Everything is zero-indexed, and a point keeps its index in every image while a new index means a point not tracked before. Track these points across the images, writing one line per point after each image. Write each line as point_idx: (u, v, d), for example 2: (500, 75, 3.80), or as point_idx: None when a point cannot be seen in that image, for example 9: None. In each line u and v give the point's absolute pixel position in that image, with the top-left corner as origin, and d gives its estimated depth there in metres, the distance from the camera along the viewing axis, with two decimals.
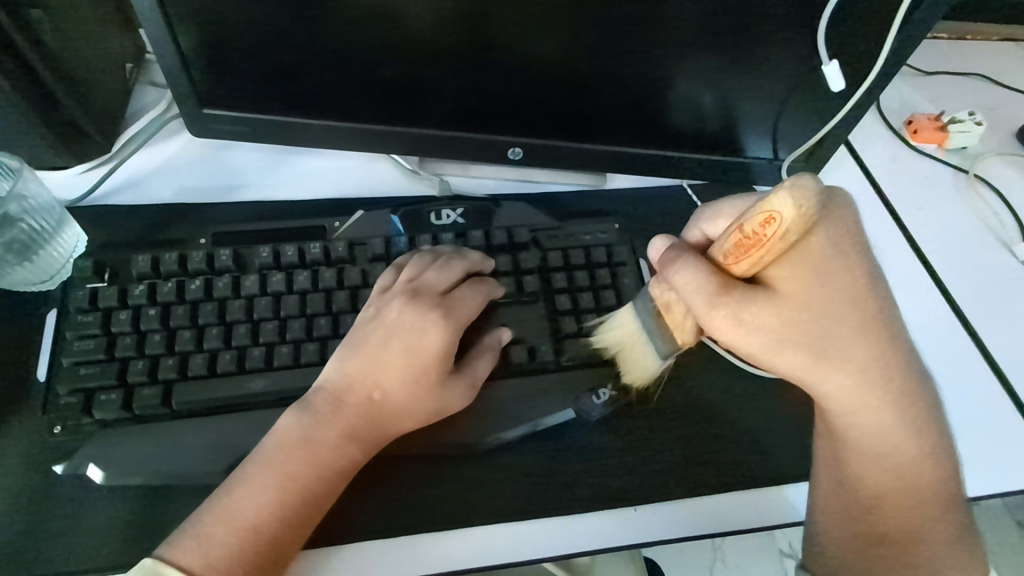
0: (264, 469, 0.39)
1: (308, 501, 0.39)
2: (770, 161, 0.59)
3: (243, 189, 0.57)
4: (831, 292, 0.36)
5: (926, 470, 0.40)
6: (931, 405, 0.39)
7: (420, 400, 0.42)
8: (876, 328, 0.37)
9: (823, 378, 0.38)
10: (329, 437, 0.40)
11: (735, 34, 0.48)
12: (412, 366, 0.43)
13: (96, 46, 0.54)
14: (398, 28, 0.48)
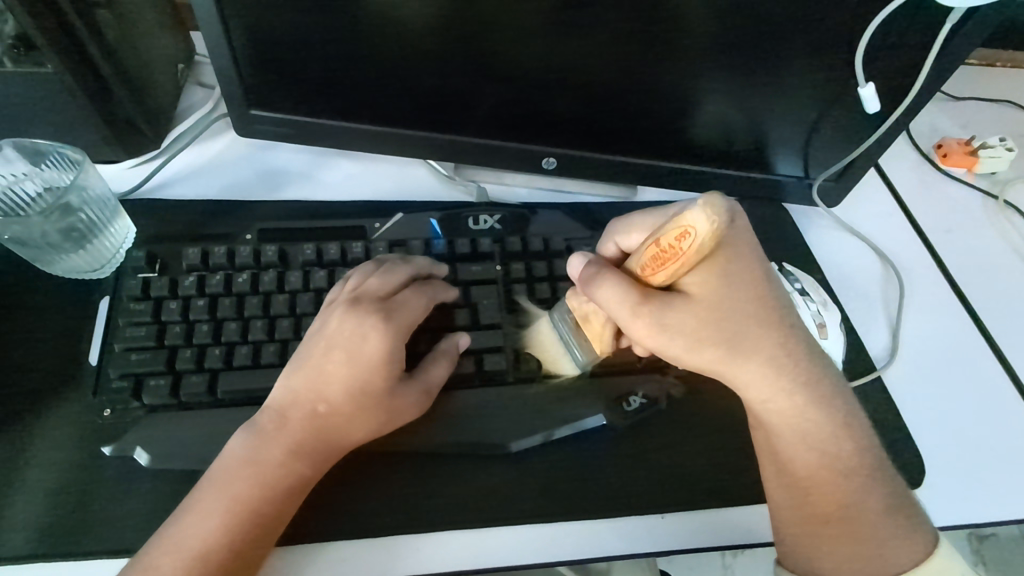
0: (209, 495, 0.39)
1: (255, 525, 0.39)
2: (800, 179, 0.60)
3: (284, 189, 0.59)
4: (726, 289, 0.40)
5: (852, 455, 0.42)
6: (840, 396, 0.43)
7: (364, 408, 0.42)
8: (775, 324, 0.41)
9: (737, 374, 0.41)
10: (274, 456, 0.40)
11: (771, 55, 0.49)
12: (355, 374, 0.43)
13: (152, 46, 0.56)
14: (444, 38, 0.50)
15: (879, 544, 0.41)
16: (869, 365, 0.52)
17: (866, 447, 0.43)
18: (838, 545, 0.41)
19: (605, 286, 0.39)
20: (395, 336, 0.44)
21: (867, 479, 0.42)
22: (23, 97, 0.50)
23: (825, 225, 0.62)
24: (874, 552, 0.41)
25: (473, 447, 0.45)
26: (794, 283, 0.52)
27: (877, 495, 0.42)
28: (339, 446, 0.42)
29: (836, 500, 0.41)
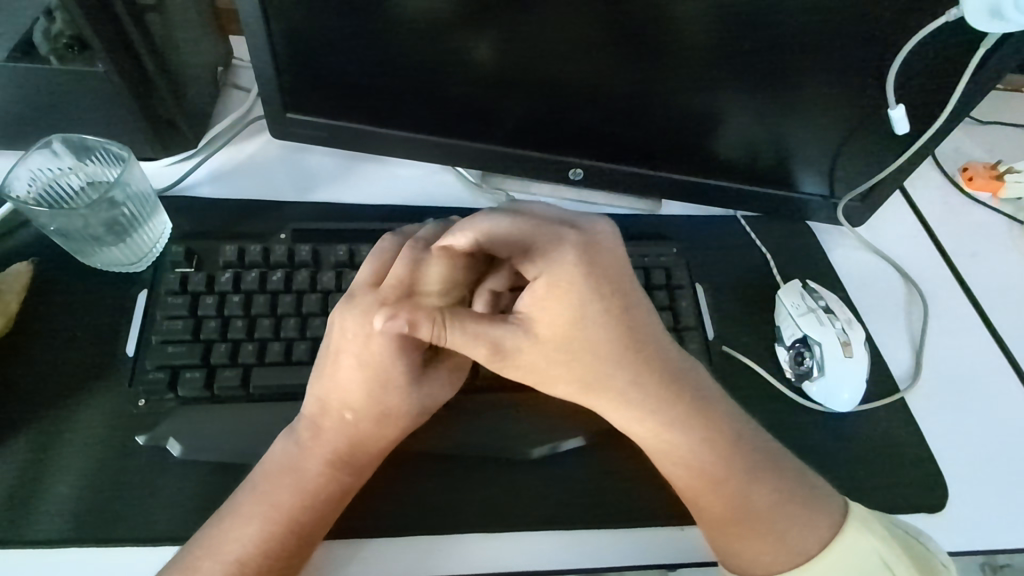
0: (251, 504, 0.40)
1: (298, 534, 0.39)
2: (825, 198, 0.60)
3: (315, 191, 0.60)
4: (573, 312, 0.39)
5: (736, 479, 0.41)
6: (728, 421, 0.42)
7: (396, 412, 0.42)
8: (620, 339, 0.40)
9: (598, 405, 0.41)
10: (315, 466, 0.41)
11: (802, 74, 0.50)
12: (374, 380, 0.41)
13: (194, 48, 0.58)
14: (480, 49, 0.51)
15: (781, 539, 0.40)
16: (892, 386, 0.52)
17: (747, 447, 0.42)
18: (746, 549, 0.40)
19: (452, 333, 0.39)
20: (409, 335, 0.41)
21: (766, 492, 0.41)
22: (75, 93, 0.53)
23: (850, 245, 0.62)
24: (781, 552, 0.40)
25: (495, 451, 0.46)
26: (817, 300, 0.53)
27: (764, 497, 0.41)
28: (378, 454, 0.42)
29: (725, 505, 0.41)
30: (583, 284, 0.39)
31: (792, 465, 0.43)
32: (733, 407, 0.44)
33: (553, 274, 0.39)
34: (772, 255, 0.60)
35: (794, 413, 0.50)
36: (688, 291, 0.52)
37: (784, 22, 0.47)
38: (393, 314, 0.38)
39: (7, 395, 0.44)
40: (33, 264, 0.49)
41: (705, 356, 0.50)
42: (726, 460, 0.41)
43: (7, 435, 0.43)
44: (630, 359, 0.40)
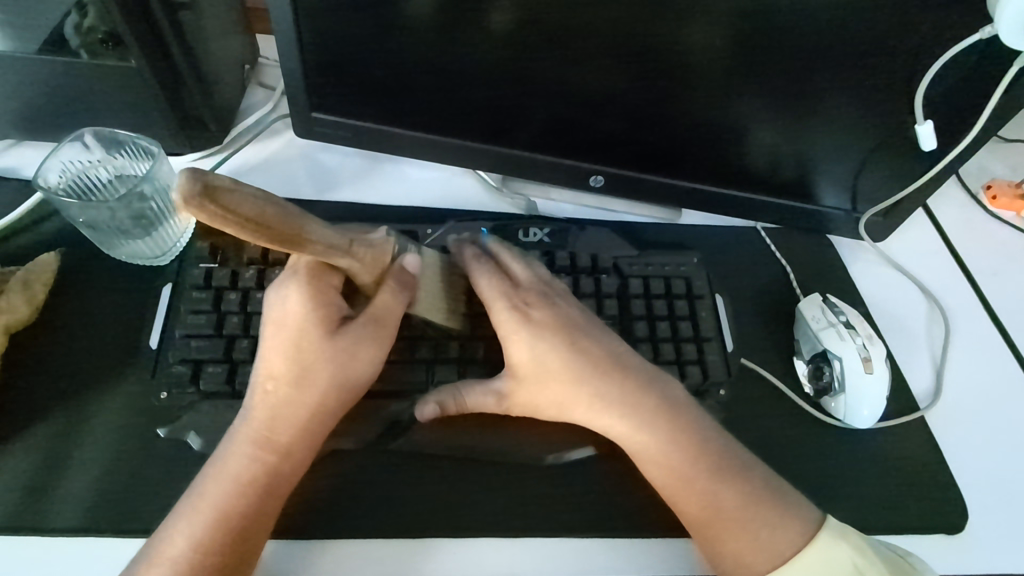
0: (187, 504, 0.39)
1: (233, 527, 0.38)
2: (847, 213, 0.59)
3: (336, 190, 0.61)
4: (529, 351, 0.45)
5: (705, 470, 0.43)
6: (694, 418, 0.45)
7: (316, 374, 0.41)
8: (570, 362, 0.45)
9: (573, 413, 0.45)
10: (241, 452, 0.40)
11: (831, 87, 0.50)
12: (291, 340, 0.41)
13: (224, 46, 0.58)
14: (508, 54, 0.51)
15: (755, 535, 0.42)
16: (911, 404, 0.52)
17: (709, 446, 0.44)
18: (723, 544, 0.42)
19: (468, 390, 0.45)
20: (322, 291, 0.42)
21: (730, 482, 0.43)
22: (107, 87, 0.53)
23: (871, 260, 0.62)
24: (759, 548, 0.41)
25: (512, 456, 0.46)
26: (839, 315, 0.52)
27: (729, 494, 0.43)
28: (308, 430, 0.41)
29: (698, 504, 0.43)
30: (542, 317, 0.46)
31: (748, 463, 0.44)
32: (694, 405, 0.46)
33: (516, 309, 0.46)
34: (792, 268, 0.60)
35: (813, 429, 0.49)
36: (708, 301, 0.51)
37: (814, 34, 0.46)
38: (426, 397, 0.45)
39: (30, 384, 0.44)
40: (59, 254, 0.50)
41: (725, 367, 0.49)
42: (694, 455, 0.43)
43: (28, 423, 0.43)
44: (586, 375, 0.45)
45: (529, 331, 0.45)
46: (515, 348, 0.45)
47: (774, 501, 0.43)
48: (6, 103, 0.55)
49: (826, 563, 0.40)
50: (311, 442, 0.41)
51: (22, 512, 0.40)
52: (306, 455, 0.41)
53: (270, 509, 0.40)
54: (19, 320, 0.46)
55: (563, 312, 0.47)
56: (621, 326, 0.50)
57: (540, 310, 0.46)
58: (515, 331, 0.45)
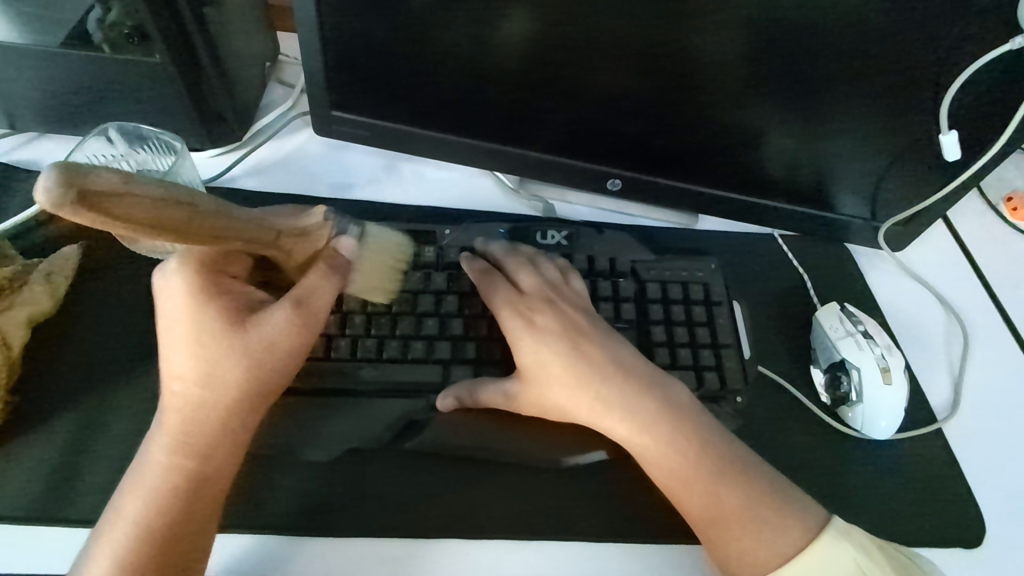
0: (111, 522, 0.38)
1: (156, 542, 0.37)
2: (866, 221, 0.59)
3: (353, 189, 0.61)
4: (534, 355, 0.47)
5: (704, 472, 0.43)
6: (697, 420, 0.45)
7: (221, 371, 0.38)
8: (572, 364, 0.46)
9: (576, 411, 0.46)
10: (156, 461, 0.39)
11: (854, 95, 0.50)
12: (191, 338, 0.38)
13: (246, 43, 0.59)
14: (529, 56, 0.51)
15: (753, 537, 0.41)
16: (929, 416, 0.51)
17: (711, 447, 0.44)
18: (727, 545, 0.42)
19: (483, 388, 0.47)
20: (217, 283, 0.39)
21: (727, 484, 0.43)
22: (130, 82, 0.54)
23: (889, 269, 0.61)
24: (762, 548, 0.41)
25: (527, 460, 0.46)
26: (856, 325, 0.52)
27: (732, 496, 0.42)
28: (219, 431, 0.39)
29: (701, 504, 0.43)
30: (552, 321, 0.48)
31: (751, 465, 0.44)
32: (698, 406, 0.46)
33: (529, 314, 0.48)
34: (809, 276, 0.59)
35: (829, 438, 0.49)
36: (726, 308, 0.51)
37: (840, 41, 0.46)
38: (444, 390, 0.47)
39: (51, 376, 0.45)
40: (81, 247, 0.51)
41: (742, 374, 0.49)
42: (694, 455, 0.43)
43: (49, 415, 0.43)
44: (588, 378, 0.46)
45: (540, 333, 0.47)
46: (526, 348, 0.47)
47: (777, 504, 0.42)
48: (30, 96, 0.56)
49: (828, 562, 0.40)
50: (231, 448, 0.40)
51: (43, 503, 0.40)
52: (226, 458, 0.40)
53: (196, 522, 0.38)
54: (42, 312, 0.46)
55: (567, 317, 0.48)
56: (638, 331, 0.50)
57: (545, 316, 0.48)
58: (524, 333, 0.48)
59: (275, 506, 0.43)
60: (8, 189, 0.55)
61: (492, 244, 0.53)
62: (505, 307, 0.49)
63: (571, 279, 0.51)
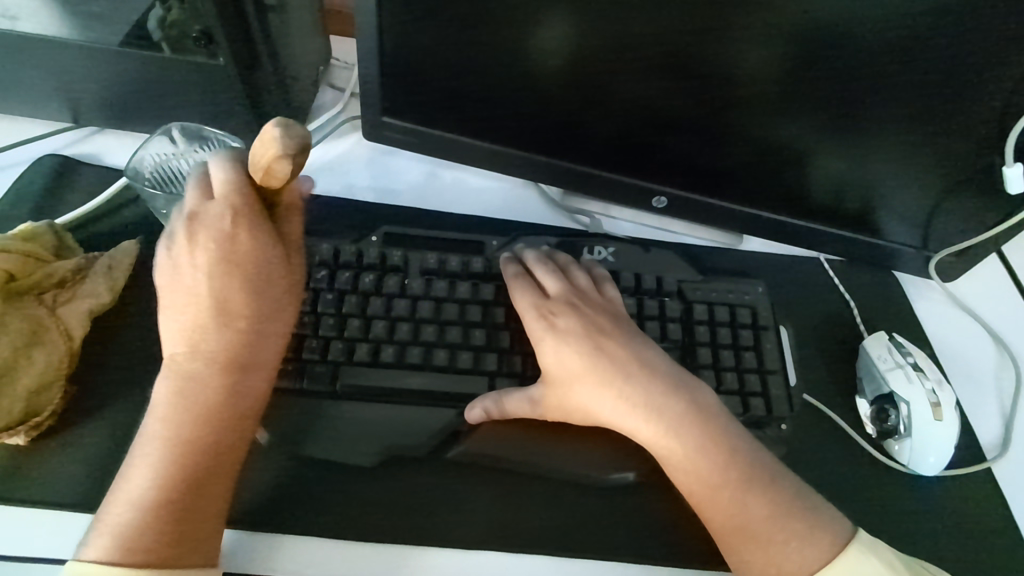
0: (155, 444, 0.40)
1: (208, 458, 0.40)
2: (917, 250, 0.58)
3: (399, 194, 0.61)
4: (556, 356, 0.47)
5: (729, 478, 0.43)
6: (724, 426, 0.45)
7: (275, 301, 0.43)
8: (595, 365, 0.46)
9: (599, 411, 0.45)
10: (202, 386, 0.41)
11: (918, 121, 0.49)
12: (240, 272, 0.42)
13: (303, 46, 0.59)
14: (587, 70, 0.51)
15: (778, 549, 0.41)
16: (977, 454, 0.50)
17: (738, 454, 0.44)
18: (751, 554, 0.41)
19: (508, 395, 0.47)
20: (259, 224, 0.42)
21: (751, 491, 0.43)
22: (191, 82, 0.55)
23: (939, 300, 0.60)
24: (785, 559, 0.41)
25: (566, 475, 0.46)
26: (906, 356, 0.51)
27: (756, 504, 0.42)
28: (268, 357, 0.43)
29: (726, 514, 0.42)
30: (575, 320, 0.48)
31: (777, 475, 0.44)
32: (724, 412, 0.46)
33: (551, 313, 0.49)
34: (856, 304, 0.58)
35: (873, 471, 0.48)
36: (773, 332, 0.51)
37: (907, 69, 0.45)
38: (474, 401, 0.47)
39: (108, 368, 0.46)
40: (139, 242, 0.52)
41: (788, 402, 0.49)
42: (721, 464, 0.43)
43: (105, 406, 0.45)
44: (611, 379, 0.46)
45: (563, 332, 0.48)
46: (548, 349, 0.47)
47: (803, 517, 0.42)
48: (95, 93, 0.57)
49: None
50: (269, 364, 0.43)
51: (97, 493, 0.42)
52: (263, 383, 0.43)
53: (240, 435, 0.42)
54: (101, 306, 0.47)
55: (589, 318, 0.49)
56: (683, 352, 0.50)
57: (568, 317, 0.49)
58: (545, 334, 0.48)
59: (319, 508, 0.44)
60: (70, 182, 0.57)
61: (527, 249, 0.54)
62: (528, 308, 0.49)
63: (605, 286, 0.52)
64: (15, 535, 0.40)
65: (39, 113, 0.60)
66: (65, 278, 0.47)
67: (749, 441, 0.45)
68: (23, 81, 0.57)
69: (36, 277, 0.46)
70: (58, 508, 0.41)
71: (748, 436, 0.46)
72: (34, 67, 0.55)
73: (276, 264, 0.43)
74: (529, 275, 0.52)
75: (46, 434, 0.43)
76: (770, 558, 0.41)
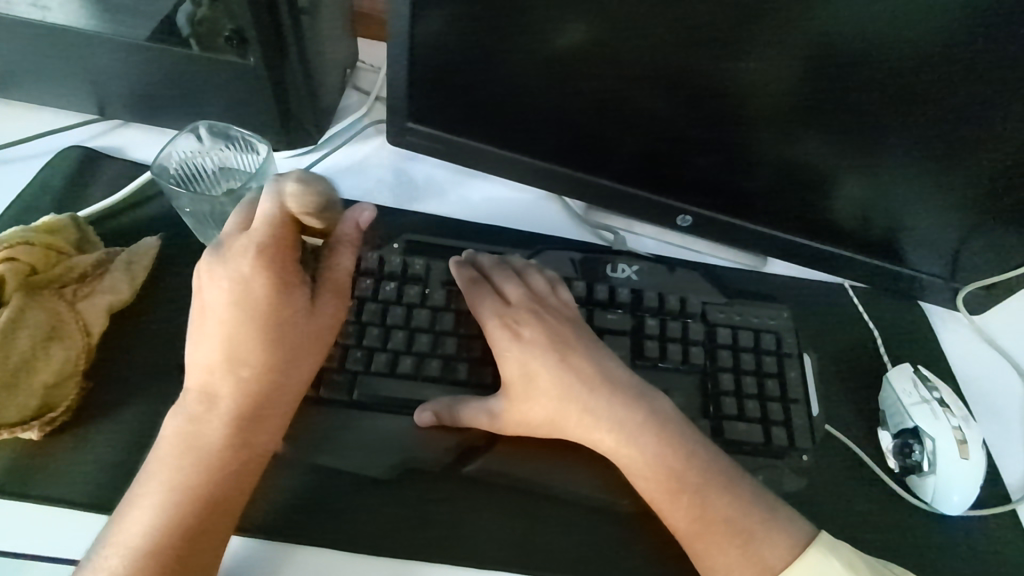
0: (154, 489, 0.39)
1: (205, 506, 0.39)
2: (945, 281, 0.56)
3: (420, 201, 0.61)
4: (520, 368, 0.47)
5: (687, 480, 0.43)
6: (684, 435, 0.44)
7: (287, 351, 0.42)
8: (559, 377, 0.46)
9: (562, 423, 0.45)
10: (211, 431, 0.40)
11: (959, 153, 0.47)
12: (254, 317, 0.41)
13: (330, 47, 0.59)
14: (619, 84, 0.50)
15: (745, 551, 0.41)
16: (1001, 495, 0.49)
17: (696, 457, 0.44)
18: (713, 558, 0.41)
19: (467, 405, 0.46)
20: (285, 270, 0.41)
21: (710, 492, 0.42)
22: (219, 80, 0.55)
23: (964, 333, 0.59)
24: (746, 560, 0.40)
25: (581, 496, 0.45)
26: (932, 392, 0.50)
27: (718, 506, 0.42)
28: (281, 408, 0.42)
29: (688, 517, 0.42)
30: (538, 332, 0.48)
31: (736, 477, 0.43)
32: (684, 418, 0.46)
33: (511, 324, 0.48)
34: (880, 334, 0.57)
35: (895, 507, 0.47)
36: (797, 360, 0.50)
37: (950, 100, 0.44)
38: (424, 404, 0.46)
39: (124, 364, 0.46)
40: (160, 239, 0.52)
41: (811, 433, 0.48)
42: (678, 467, 0.43)
43: (120, 403, 0.44)
44: (576, 391, 0.46)
45: (524, 343, 0.47)
46: (509, 360, 0.47)
47: (769, 520, 0.42)
48: (122, 87, 0.57)
49: None
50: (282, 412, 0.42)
51: (108, 492, 0.41)
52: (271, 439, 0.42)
53: (243, 485, 0.40)
54: (120, 301, 0.47)
55: (554, 329, 0.48)
56: (706, 377, 0.49)
57: (532, 328, 0.48)
58: (505, 345, 0.48)
59: (328, 517, 0.43)
60: (92, 175, 0.57)
61: (481, 255, 0.54)
62: (487, 317, 0.49)
63: (559, 289, 0.52)
64: (24, 531, 0.39)
65: (66, 105, 0.60)
66: (86, 273, 0.47)
67: (714, 450, 0.45)
68: (51, 72, 0.57)
69: (58, 270, 0.46)
70: (67, 505, 0.40)
71: (717, 448, 0.45)
72: (64, 59, 0.55)
73: (294, 307, 0.42)
74: (489, 282, 0.52)
75: (61, 429, 0.43)
76: (735, 563, 0.41)
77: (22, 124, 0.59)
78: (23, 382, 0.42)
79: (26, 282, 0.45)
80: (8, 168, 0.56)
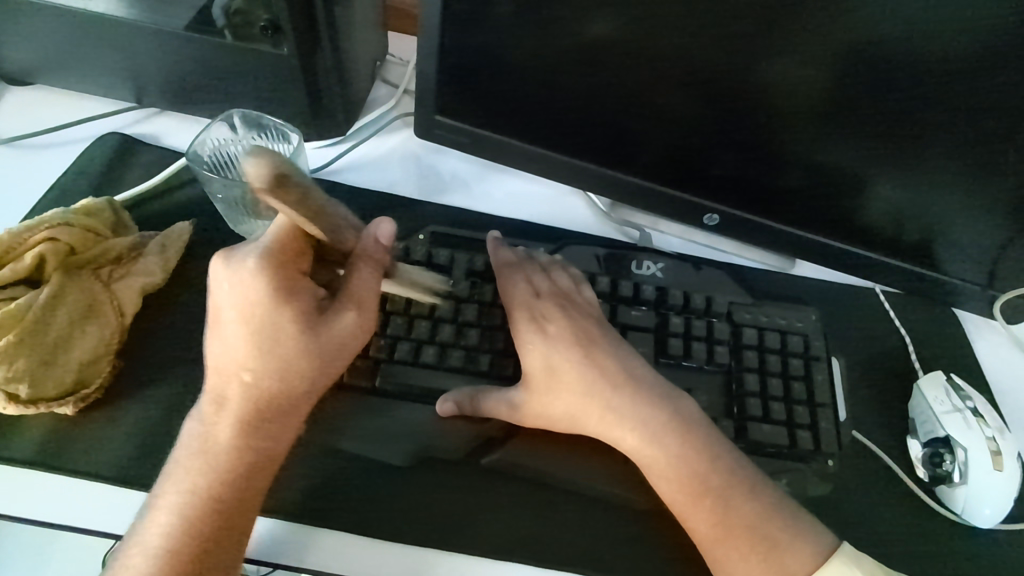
0: (171, 490, 0.39)
1: (222, 513, 0.38)
2: (982, 288, 0.54)
3: (445, 193, 0.61)
4: (544, 361, 0.47)
5: (710, 487, 0.42)
6: (709, 444, 0.44)
7: (299, 365, 0.39)
8: (583, 372, 0.46)
9: (583, 419, 0.45)
10: (227, 439, 0.39)
11: (1003, 155, 0.45)
12: (258, 333, 0.38)
13: (361, 39, 0.59)
14: (648, 79, 0.49)
15: (765, 560, 0.40)
16: None
17: (719, 461, 0.43)
18: (731, 563, 0.40)
19: (487, 395, 0.46)
20: (291, 281, 0.38)
21: (732, 500, 0.42)
22: (252, 70, 0.56)
23: (999, 342, 0.57)
24: (767, 568, 0.40)
25: (600, 493, 0.45)
26: (965, 401, 0.48)
27: (740, 513, 0.41)
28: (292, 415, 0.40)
29: (708, 521, 0.41)
30: (566, 329, 0.48)
31: (759, 484, 0.43)
32: (709, 422, 0.45)
33: (536, 318, 0.48)
34: (911, 340, 0.56)
35: (923, 519, 0.46)
36: (824, 363, 0.49)
37: (994, 99, 0.43)
38: (446, 394, 0.46)
39: (155, 345, 0.47)
40: (192, 224, 0.53)
41: (837, 438, 0.47)
42: (701, 472, 0.42)
43: (149, 383, 0.46)
44: (599, 388, 0.46)
45: (550, 337, 0.48)
46: (534, 353, 0.47)
47: (793, 529, 0.41)
48: (159, 77, 0.58)
49: None
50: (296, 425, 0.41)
51: (138, 469, 0.42)
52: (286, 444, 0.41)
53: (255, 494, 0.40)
54: (153, 283, 0.49)
55: (577, 324, 0.48)
56: (730, 377, 0.49)
57: (558, 323, 0.48)
58: (530, 338, 0.48)
59: (346, 503, 0.43)
60: (129, 161, 0.58)
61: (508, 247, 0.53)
62: (513, 307, 0.49)
63: (583, 287, 0.52)
64: (58, 504, 0.41)
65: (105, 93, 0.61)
66: (121, 255, 0.49)
67: (739, 457, 0.44)
68: (91, 61, 0.58)
69: (94, 251, 0.48)
70: (96, 479, 0.42)
71: (742, 454, 0.44)
72: (104, 48, 0.57)
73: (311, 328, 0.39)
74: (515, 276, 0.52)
75: (94, 405, 0.44)
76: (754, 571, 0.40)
77: (63, 111, 0.61)
78: (58, 359, 0.43)
79: (64, 262, 0.47)
80: (49, 152, 0.58)
